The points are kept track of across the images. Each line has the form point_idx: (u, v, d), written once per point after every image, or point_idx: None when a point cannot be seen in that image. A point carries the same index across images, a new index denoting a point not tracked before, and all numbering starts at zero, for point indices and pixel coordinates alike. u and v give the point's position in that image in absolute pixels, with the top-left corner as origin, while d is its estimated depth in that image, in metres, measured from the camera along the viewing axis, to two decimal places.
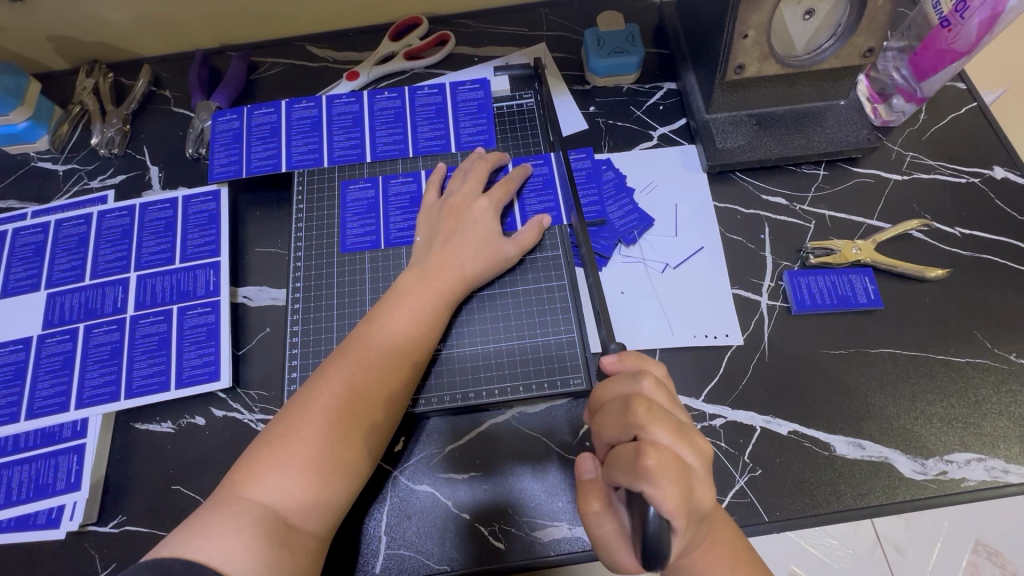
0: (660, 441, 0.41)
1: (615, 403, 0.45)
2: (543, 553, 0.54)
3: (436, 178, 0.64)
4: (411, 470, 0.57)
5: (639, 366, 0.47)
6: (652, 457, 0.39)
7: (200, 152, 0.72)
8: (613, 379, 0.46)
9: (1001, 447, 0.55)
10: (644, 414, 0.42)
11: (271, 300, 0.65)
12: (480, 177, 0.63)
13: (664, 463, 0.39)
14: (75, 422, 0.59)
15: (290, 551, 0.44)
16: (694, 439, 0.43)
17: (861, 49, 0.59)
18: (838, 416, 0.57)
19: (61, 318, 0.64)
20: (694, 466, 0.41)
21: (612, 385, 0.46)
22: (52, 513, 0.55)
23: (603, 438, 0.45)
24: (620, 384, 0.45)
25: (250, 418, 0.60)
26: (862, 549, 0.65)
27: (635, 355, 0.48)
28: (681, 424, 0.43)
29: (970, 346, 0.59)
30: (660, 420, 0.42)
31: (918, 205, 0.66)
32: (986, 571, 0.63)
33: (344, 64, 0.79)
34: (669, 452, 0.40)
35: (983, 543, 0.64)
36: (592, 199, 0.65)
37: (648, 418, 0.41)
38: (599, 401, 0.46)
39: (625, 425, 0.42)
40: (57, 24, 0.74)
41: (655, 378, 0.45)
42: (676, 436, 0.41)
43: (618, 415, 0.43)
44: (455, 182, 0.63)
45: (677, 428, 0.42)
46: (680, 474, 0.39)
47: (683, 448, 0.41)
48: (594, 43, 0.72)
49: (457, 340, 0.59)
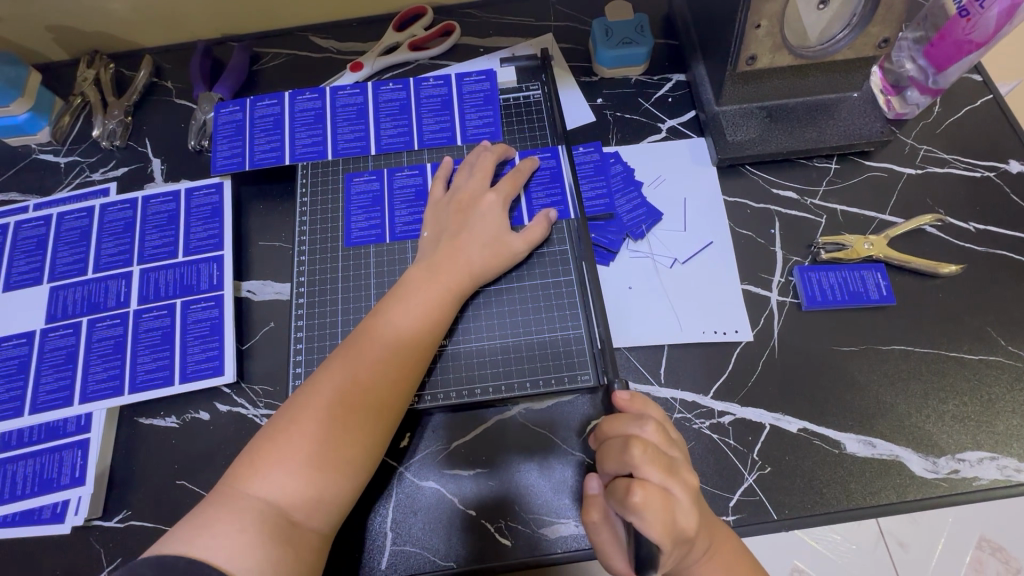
0: (651, 479, 0.41)
1: (615, 440, 0.45)
2: (549, 551, 0.53)
3: (442, 172, 0.63)
4: (417, 466, 0.56)
5: (643, 409, 0.47)
6: (640, 492, 0.40)
7: (203, 144, 0.72)
8: (619, 416, 0.46)
9: (1014, 445, 0.55)
10: (638, 453, 0.41)
11: (275, 295, 0.64)
12: (487, 171, 0.62)
13: (651, 499, 0.40)
14: (79, 417, 0.59)
15: (294, 549, 0.44)
16: (683, 473, 0.43)
17: (876, 39, 0.58)
18: (848, 414, 0.56)
19: (64, 312, 0.63)
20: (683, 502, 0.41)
21: (614, 422, 0.46)
22: (57, 508, 0.55)
23: (603, 469, 0.45)
24: (624, 422, 0.45)
25: (255, 413, 0.59)
26: (866, 546, 0.64)
27: (641, 396, 0.49)
28: (673, 461, 0.43)
29: (983, 343, 0.58)
30: (654, 459, 0.42)
31: (931, 200, 0.65)
32: (990, 568, 0.63)
33: (347, 55, 0.78)
34: (658, 490, 0.40)
35: (988, 539, 0.63)
36: (599, 192, 0.64)
37: (642, 458, 0.41)
38: (603, 434, 0.46)
39: (621, 462, 0.42)
40: (57, 13, 0.73)
41: (657, 420, 0.45)
42: (667, 475, 0.41)
43: (616, 451, 0.43)
44: (461, 177, 0.62)
45: (669, 465, 0.42)
46: (667, 509, 0.40)
47: (674, 485, 0.41)
48: (602, 34, 0.71)
49: (464, 335, 0.59)
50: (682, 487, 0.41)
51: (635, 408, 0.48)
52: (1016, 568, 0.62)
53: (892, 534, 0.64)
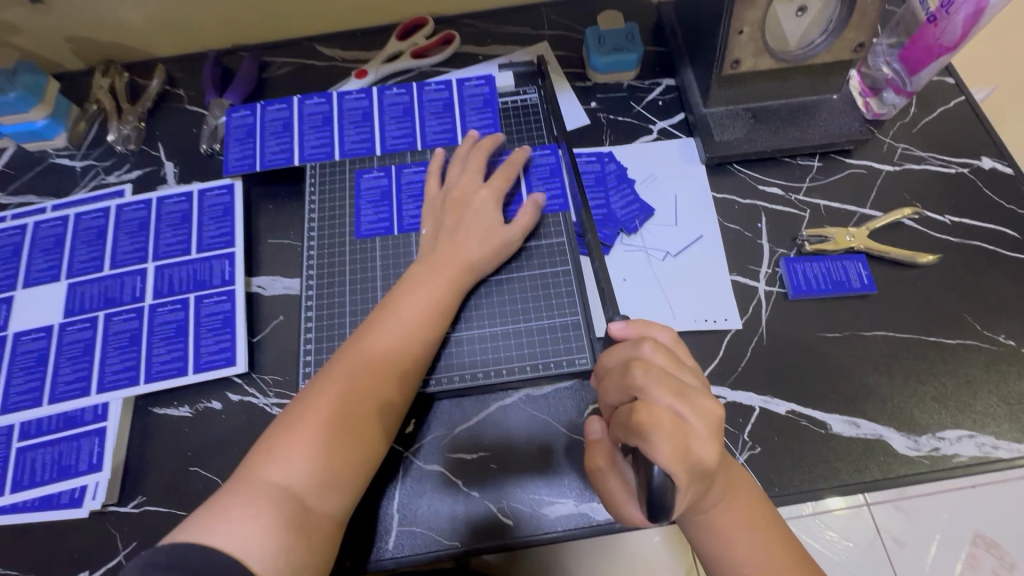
0: (658, 401, 0.42)
1: (618, 367, 0.46)
2: (551, 529, 0.56)
3: (435, 167, 0.67)
4: (423, 451, 0.59)
5: (644, 333, 0.49)
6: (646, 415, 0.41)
7: (214, 147, 0.75)
8: (618, 347, 0.48)
9: (991, 424, 0.58)
10: (641, 376, 0.43)
11: (285, 289, 0.67)
12: (478, 168, 0.65)
13: (658, 419, 0.41)
14: (96, 406, 0.61)
15: (306, 532, 0.46)
16: (698, 399, 0.43)
17: (852, 44, 0.62)
18: (833, 396, 0.59)
19: (81, 307, 0.66)
20: (696, 427, 0.41)
21: (617, 350, 0.47)
22: (75, 493, 0.57)
23: (608, 401, 0.47)
24: (626, 349, 0.47)
25: (266, 402, 0.62)
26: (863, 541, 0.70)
27: (640, 322, 0.50)
28: (684, 386, 0.43)
29: (960, 328, 0.61)
30: (659, 381, 0.43)
31: (909, 195, 0.68)
32: (986, 563, 0.66)
33: (352, 63, 0.81)
34: (666, 412, 0.41)
35: (982, 535, 0.68)
36: (599, 201, 0.68)
37: (645, 380, 0.43)
38: (605, 366, 0.48)
39: (626, 387, 0.44)
40: (75, 24, 0.77)
41: (656, 342, 0.46)
42: (676, 397, 0.42)
43: (619, 376, 0.45)
44: (455, 173, 0.65)
45: (678, 389, 0.43)
46: (680, 432, 0.41)
47: (683, 408, 0.42)
48: (595, 41, 0.75)
49: (466, 323, 0.61)
50: (693, 412, 0.42)
51: (636, 332, 0.49)
52: (1011, 563, 0.66)
53: (887, 530, 0.70)
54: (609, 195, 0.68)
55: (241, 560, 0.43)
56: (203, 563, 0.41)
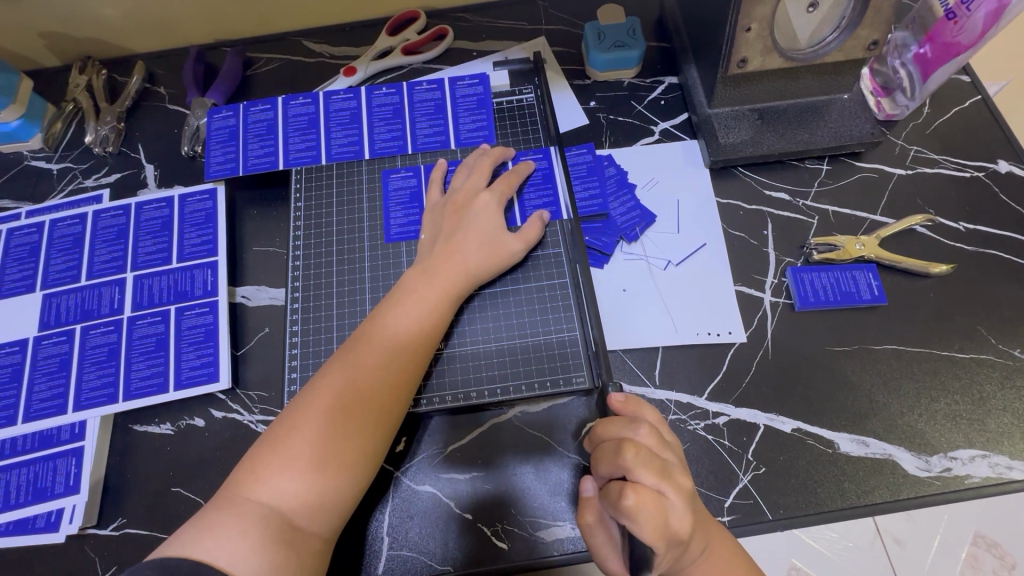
0: (644, 482, 0.41)
1: (608, 443, 0.45)
2: (545, 553, 0.54)
3: (438, 175, 0.64)
4: (413, 469, 0.56)
5: (636, 413, 0.48)
6: (632, 496, 0.40)
7: (196, 149, 0.72)
8: (613, 421, 0.47)
9: (1005, 443, 0.55)
10: (631, 457, 0.42)
11: (270, 300, 0.64)
12: (483, 173, 0.62)
13: (643, 501, 0.40)
14: (74, 425, 0.58)
15: (296, 552, 0.44)
16: (678, 477, 0.43)
17: (865, 42, 0.59)
18: (841, 414, 0.57)
19: (57, 320, 0.63)
20: (675, 504, 0.41)
21: (610, 426, 0.46)
22: (51, 516, 0.55)
23: (598, 473, 0.46)
24: (618, 426, 0.46)
25: (250, 419, 0.59)
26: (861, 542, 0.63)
27: (635, 400, 0.49)
28: (666, 465, 0.43)
29: (975, 342, 0.59)
30: (648, 462, 0.42)
31: (921, 201, 0.65)
32: (987, 564, 0.62)
33: (341, 59, 0.78)
34: (650, 493, 0.40)
35: (982, 535, 0.62)
36: (593, 193, 0.64)
37: (635, 462, 0.42)
38: (598, 437, 0.47)
39: (615, 465, 0.43)
40: (49, 20, 0.73)
41: (651, 424, 0.46)
42: (661, 477, 0.42)
43: (609, 454, 0.44)
44: (458, 179, 0.63)
45: (662, 469, 0.42)
46: (661, 512, 0.40)
47: (667, 488, 0.41)
48: (595, 37, 0.71)
49: (459, 338, 0.59)
50: (674, 491, 0.42)
51: (630, 410, 0.49)
52: (1011, 563, 0.62)
53: (887, 530, 0.63)
54: (603, 187, 0.65)
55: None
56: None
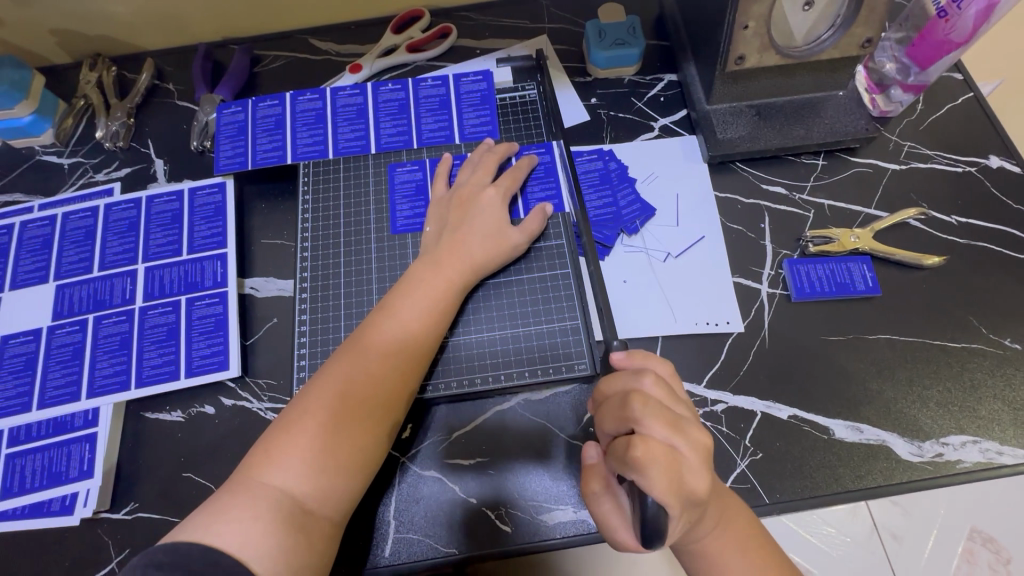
0: (654, 434, 0.42)
1: (616, 397, 0.46)
2: (548, 536, 0.55)
3: (444, 168, 0.65)
4: (419, 456, 0.58)
5: (643, 365, 0.49)
6: (641, 447, 0.41)
7: (205, 144, 0.73)
8: (618, 376, 0.48)
9: (996, 429, 0.57)
10: (639, 407, 0.43)
11: (279, 291, 0.66)
12: (489, 168, 0.64)
13: (652, 453, 0.40)
14: (87, 412, 0.60)
15: (307, 535, 0.45)
16: (690, 431, 0.43)
17: (859, 40, 0.60)
18: (836, 401, 0.58)
19: (70, 310, 0.64)
20: (688, 457, 0.42)
21: (617, 379, 0.47)
22: (66, 500, 0.56)
23: (607, 430, 0.46)
24: (625, 379, 0.47)
25: (260, 407, 0.61)
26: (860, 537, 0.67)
27: (642, 354, 0.50)
28: (679, 419, 0.43)
29: (966, 332, 0.60)
30: (656, 413, 0.43)
31: (915, 195, 0.67)
32: (982, 558, 0.67)
33: (346, 57, 0.79)
34: (661, 445, 0.41)
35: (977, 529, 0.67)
36: (607, 201, 0.67)
37: (643, 413, 0.43)
38: (604, 395, 0.48)
39: (623, 419, 0.44)
40: (60, 17, 0.75)
41: (657, 376, 0.46)
42: (672, 430, 0.42)
43: (617, 409, 0.45)
44: (464, 174, 0.64)
45: (673, 421, 0.43)
46: (672, 463, 0.41)
47: (677, 441, 0.42)
48: (595, 35, 0.73)
49: (463, 328, 0.60)
50: (687, 444, 0.42)
51: (636, 364, 0.49)
52: (1006, 557, 0.67)
53: (887, 527, 0.68)
54: (617, 196, 0.67)
55: (242, 561, 0.42)
56: (204, 560, 0.41)
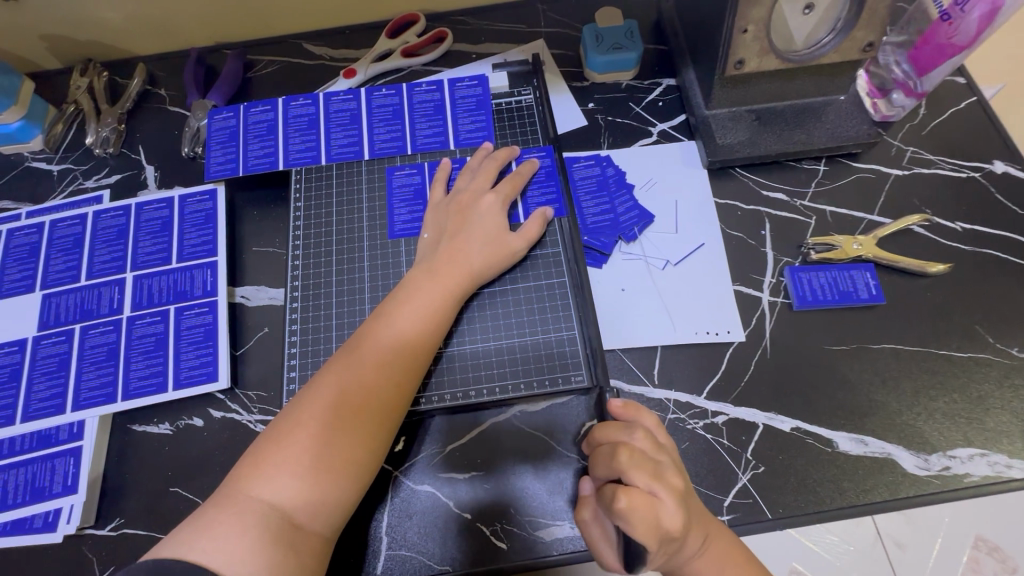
0: (637, 484, 0.43)
1: (605, 446, 0.47)
2: (544, 553, 0.53)
3: (442, 174, 0.64)
4: (413, 469, 0.56)
5: (634, 416, 0.50)
6: (625, 498, 0.41)
7: (196, 150, 0.72)
8: (612, 426, 0.49)
9: (1004, 442, 0.55)
10: (624, 459, 0.44)
11: (270, 300, 0.64)
12: (490, 174, 0.63)
13: (637, 502, 0.41)
14: (72, 424, 0.58)
15: (296, 551, 0.44)
16: (671, 478, 0.44)
17: (861, 43, 0.59)
18: (840, 413, 0.57)
19: (57, 319, 0.63)
20: (666, 504, 0.42)
21: (607, 430, 0.48)
22: (49, 516, 0.55)
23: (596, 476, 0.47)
24: (616, 430, 0.48)
25: (249, 419, 0.59)
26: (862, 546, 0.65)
27: (633, 404, 0.51)
28: (659, 465, 0.44)
29: (972, 342, 0.59)
30: (640, 463, 0.43)
31: (919, 201, 0.66)
32: (987, 567, 0.65)
33: (340, 62, 0.78)
34: (643, 493, 0.42)
35: (983, 538, 0.65)
36: (604, 207, 0.65)
37: (628, 464, 0.43)
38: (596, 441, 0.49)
39: (610, 468, 0.44)
40: (51, 22, 0.74)
41: (646, 429, 0.47)
42: (654, 478, 0.43)
43: (605, 457, 0.46)
44: (463, 181, 0.63)
45: (656, 470, 0.43)
46: (654, 511, 0.41)
47: (659, 488, 0.43)
48: (593, 39, 0.72)
49: (458, 338, 0.59)
50: (667, 491, 0.42)
51: (629, 414, 0.50)
52: (1011, 567, 0.64)
53: (891, 535, 0.66)
54: (614, 202, 0.65)
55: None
56: None
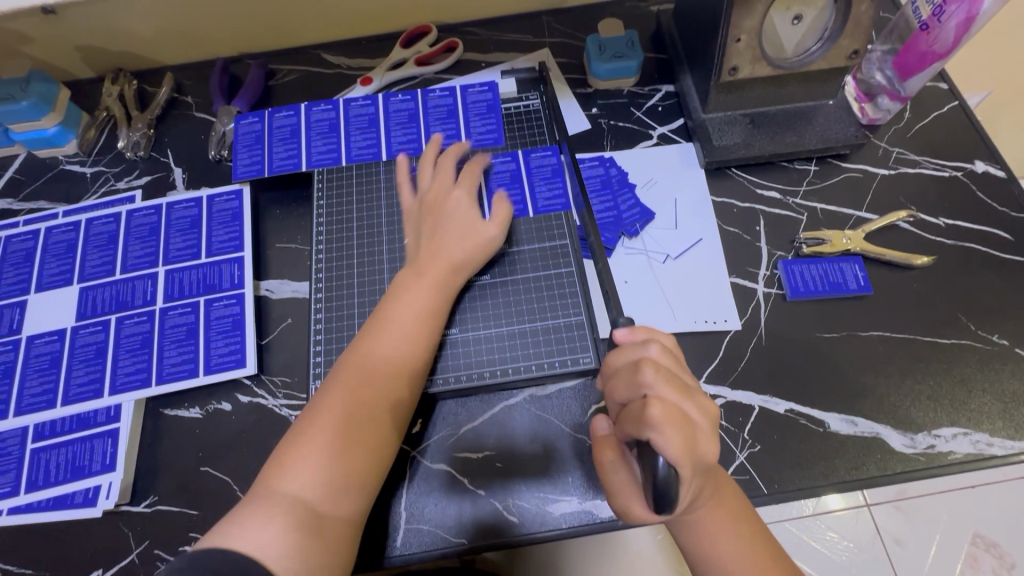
0: (666, 397, 0.43)
1: (624, 367, 0.47)
2: (555, 525, 0.57)
3: (404, 176, 0.68)
4: (429, 450, 0.60)
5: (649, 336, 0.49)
6: (657, 409, 0.41)
7: (222, 153, 0.76)
8: (623, 348, 0.48)
9: (985, 422, 0.59)
10: (650, 373, 0.44)
11: (293, 293, 0.68)
12: (447, 171, 0.67)
13: (668, 415, 0.41)
14: (109, 408, 0.62)
15: (323, 536, 0.47)
16: (698, 397, 0.45)
17: (846, 51, 0.63)
18: (831, 395, 0.60)
19: (93, 311, 0.67)
20: (700, 424, 0.43)
21: (623, 351, 0.48)
22: (89, 493, 0.58)
23: (615, 398, 0.47)
24: (631, 349, 0.47)
25: (275, 403, 0.63)
26: (863, 541, 0.73)
27: (645, 328, 0.50)
28: (686, 385, 0.45)
29: (955, 329, 0.63)
30: (668, 380, 0.44)
31: (904, 198, 0.70)
32: (986, 563, 0.70)
33: (357, 70, 0.83)
34: (674, 408, 0.42)
35: (981, 535, 0.71)
36: (607, 205, 0.69)
37: (656, 378, 0.43)
38: (610, 367, 0.48)
39: (634, 384, 0.44)
40: (86, 34, 0.78)
41: (663, 345, 0.47)
42: (682, 394, 0.44)
43: (628, 375, 0.45)
44: (434, 176, 0.67)
45: (682, 387, 0.44)
46: (684, 426, 0.41)
47: (688, 405, 0.43)
48: (596, 49, 0.76)
49: (467, 323, 0.63)
50: (696, 409, 0.43)
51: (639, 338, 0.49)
52: (1010, 563, 0.70)
53: (888, 532, 0.73)
54: (618, 201, 0.70)
55: (262, 563, 0.44)
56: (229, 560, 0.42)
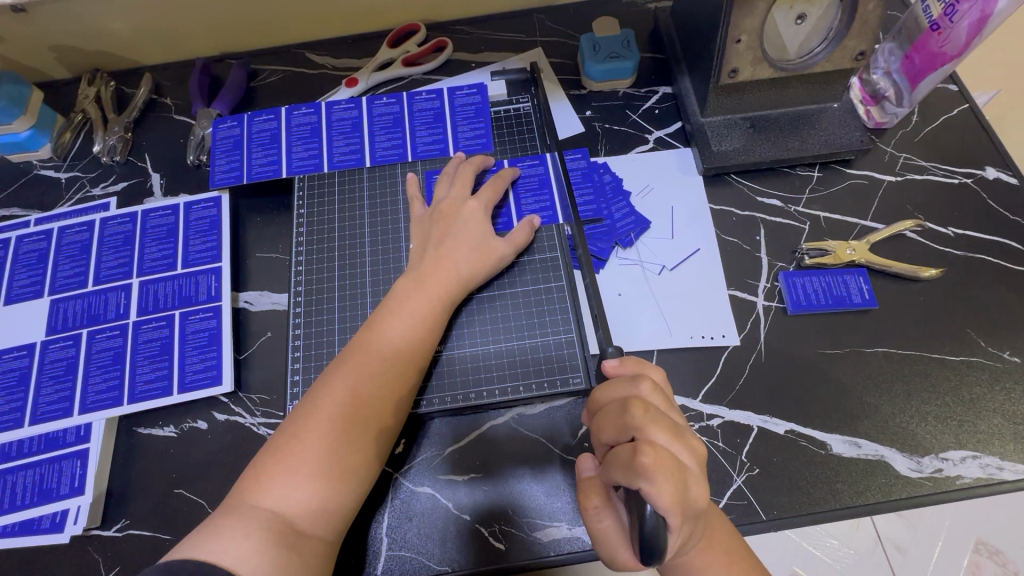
0: (657, 440, 0.40)
1: (612, 405, 0.44)
2: (543, 553, 0.54)
3: (414, 191, 0.65)
4: (413, 472, 0.57)
5: (639, 371, 0.48)
6: (649, 454, 0.38)
7: (201, 158, 0.73)
8: (612, 383, 0.46)
9: (996, 444, 0.56)
10: (640, 415, 0.41)
11: (272, 305, 0.66)
12: (467, 179, 0.64)
13: (660, 461, 0.38)
14: (79, 427, 0.60)
15: (300, 555, 0.44)
16: (689, 438, 0.42)
17: (852, 52, 0.60)
18: (834, 415, 0.58)
19: (64, 325, 0.64)
20: (690, 467, 0.40)
21: (612, 388, 0.45)
22: (56, 517, 0.56)
23: (602, 439, 0.44)
24: (619, 386, 0.45)
25: (252, 422, 0.60)
26: (862, 549, 0.63)
27: (634, 361, 0.49)
28: (677, 425, 0.42)
29: (964, 345, 0.60)
30: (657, 420, 0.41)
31: (911, 206, 0.66)
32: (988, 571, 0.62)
33: (342, 71, 0.80)
34: (666, 451, 0.39)
35: (983, 542, 0.62)
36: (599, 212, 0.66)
37: (645, 420, 0.41)
38: (598, 403, 0.46)
39: (623, 426, 0.41)
40: (60, 34, 0.75)
41: (653, 382, 0.45)
42: (673, 436, 0.41)
43: (615, 416, 0.43)
44: (441, 189, 0.64)
45: (673, 428, 0.42)
46: (677, 473, 0.39)
47: (678, 448, 0.41)
48: (590, 49, 0.73)
49: (457, 340, 0.60)
50: (686, 452, 0.41)
51: (629, 371, 0.48)
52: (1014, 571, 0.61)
53: (890, 539, 0.63)
54: (611, 209, 0.67)
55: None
56: None
